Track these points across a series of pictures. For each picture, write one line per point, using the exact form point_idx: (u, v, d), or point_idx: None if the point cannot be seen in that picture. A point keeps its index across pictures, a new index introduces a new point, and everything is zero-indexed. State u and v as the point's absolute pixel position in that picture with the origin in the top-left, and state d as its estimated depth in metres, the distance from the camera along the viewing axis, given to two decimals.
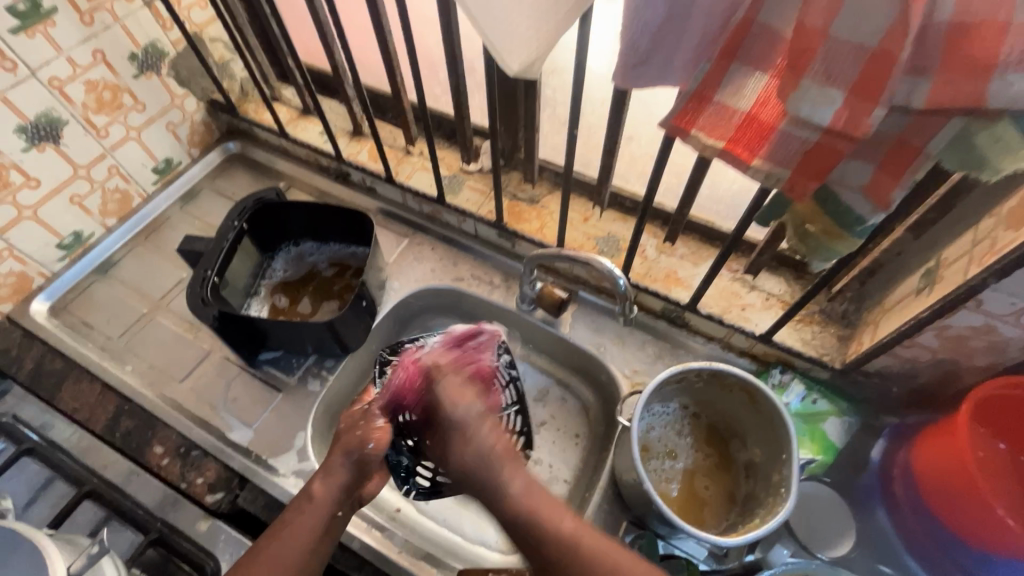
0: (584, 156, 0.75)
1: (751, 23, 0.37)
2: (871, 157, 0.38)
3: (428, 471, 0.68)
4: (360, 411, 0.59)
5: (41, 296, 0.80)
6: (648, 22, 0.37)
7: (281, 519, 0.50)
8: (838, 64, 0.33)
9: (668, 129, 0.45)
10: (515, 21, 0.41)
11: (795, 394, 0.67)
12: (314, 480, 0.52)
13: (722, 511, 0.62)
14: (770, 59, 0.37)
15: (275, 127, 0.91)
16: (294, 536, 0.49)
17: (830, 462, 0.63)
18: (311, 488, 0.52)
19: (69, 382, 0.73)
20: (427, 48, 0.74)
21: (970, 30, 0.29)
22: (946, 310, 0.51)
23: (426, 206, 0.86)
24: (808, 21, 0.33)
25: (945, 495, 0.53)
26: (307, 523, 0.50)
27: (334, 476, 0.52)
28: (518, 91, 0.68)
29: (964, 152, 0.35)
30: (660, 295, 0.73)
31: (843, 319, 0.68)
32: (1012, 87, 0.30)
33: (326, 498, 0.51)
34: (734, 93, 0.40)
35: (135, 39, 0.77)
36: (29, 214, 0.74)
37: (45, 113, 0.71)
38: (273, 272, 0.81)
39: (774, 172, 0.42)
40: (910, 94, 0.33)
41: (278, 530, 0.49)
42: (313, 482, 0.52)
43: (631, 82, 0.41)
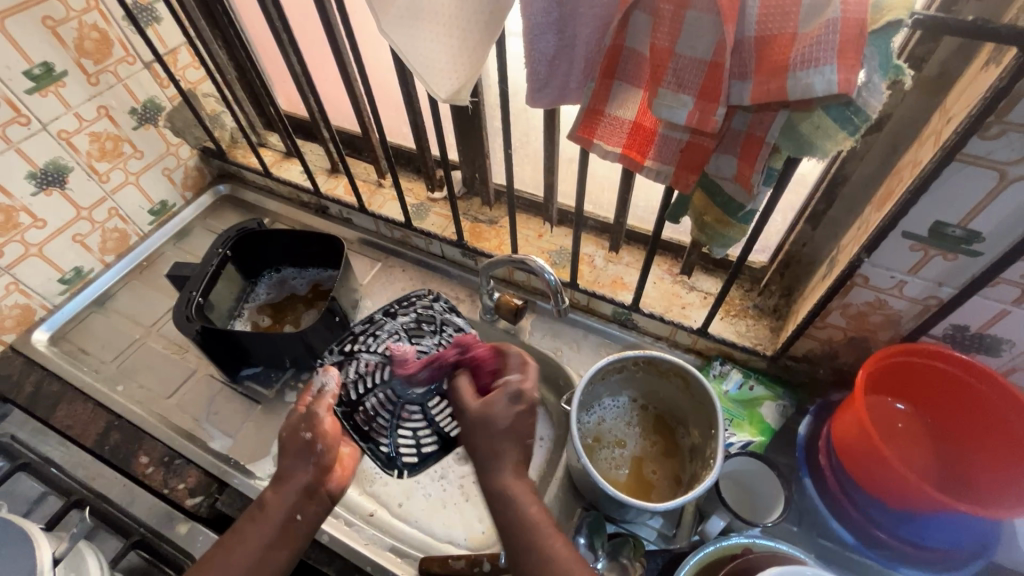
0: (533, 179, 0.83)
1: (621, 48, 0.45)
2: (733, 150, 0.46)
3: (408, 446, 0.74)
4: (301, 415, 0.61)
5: (42, 326, 0.86)
6: (543, 52, 0.46)
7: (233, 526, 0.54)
8: (685, 75, 0.41)
9: (577, 141, 0.52)
10: (438, 59, 0.50)
11: (734, 381, 0.72)
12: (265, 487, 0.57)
13: (669, 492, 0.67)
14: (642, 76, 0.46)
15: (260, 168, 1.01)
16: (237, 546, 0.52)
17: (769, 443, 0.68)
18: (266, 497, 0.56)
19: (64, 402, 0.79)
20: (390, 92, 0.84)
21: (770, 41, 0.38)
22: (841, 288, 0.57)
23: (397, 231, 0.94)
24: (659, 43, 0.41)
25: (862, 462, 0.57)
26: (255, 533, 0.53)
27: (290, 482, 0.57)
28: (466, 124, 0.77)
29: (795, 138, 0.42)
30: (609, 298, 0.79)
31: (775, 312, 0.74)
32: (801, 82, 0.37)
33: (278, 503, 0.55)
34: (621, 105, 0.48)
35: (135, 96, 0.88)
36: (35, 251, 0.82)
37: (53, 161, 0.81)
38: (255, 296, 0.88)
39: (663, 169, 0.50)
40: (741, 95, 0.41)
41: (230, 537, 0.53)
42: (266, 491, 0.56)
43: (538, 102, 0.50)
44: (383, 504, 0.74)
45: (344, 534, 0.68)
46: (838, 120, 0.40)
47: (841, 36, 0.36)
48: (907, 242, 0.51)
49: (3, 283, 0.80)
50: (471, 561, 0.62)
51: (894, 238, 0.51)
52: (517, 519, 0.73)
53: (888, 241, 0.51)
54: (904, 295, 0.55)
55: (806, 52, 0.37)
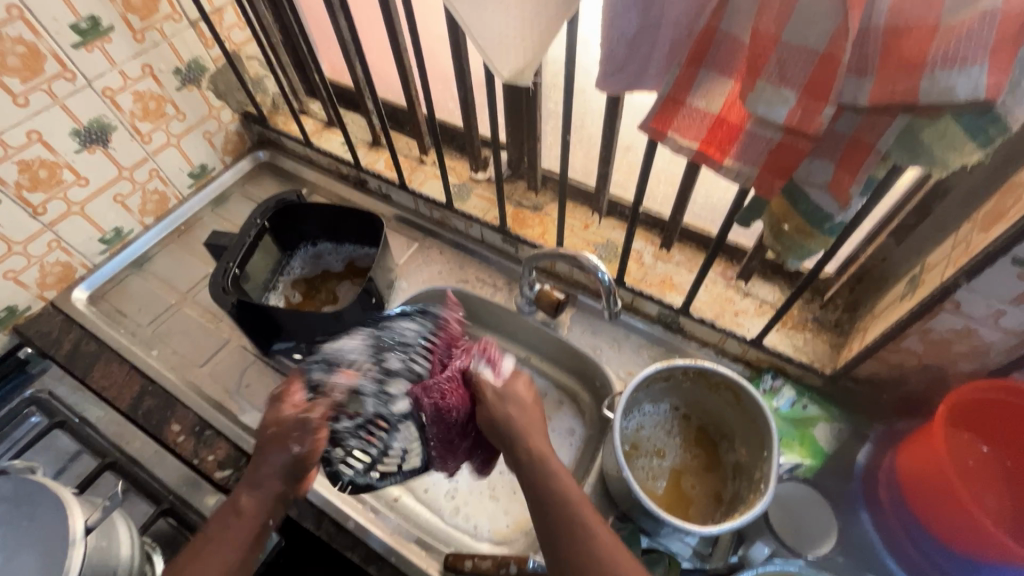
0: (584, 166, 0.78)
1: (715, 32, 0.40)
2: (831, 155, 0.41)
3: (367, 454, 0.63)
4: (296, 418, 0.56)
5: (82, 285, 0.87)
6: (623, 32, 0.41)
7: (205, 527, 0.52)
8: (790, 67, 0.36)
9: (649, 133, 0.47)
10: (506, 34, 0.45)
11: (785, 398, 0.68)
12: (241, 492, 0.53)
13: (708, 509, 0.63)
14: (734, 65, 0.40)
15: (300, 137, 0.98)
16: (214, 553, 0.49)
17: (819, 467, 0.64)
18: (239, 501, 0.53)
19: (101, 363, 0.79)
20: (440, 64, 0.79)
21: (904, 33, 0.32)
22: (925, 312, 0.52)
23: (436, 211, 0.91)
24: (763, 27, 0.36)
25: (929, 502, 0.54)
26: (235, 532, 0.51)
27: (263, 479, 0.54)
28: (520, 102, 0.72)
29: (911, 147, 0.37)
30: (656, 299, 0.75)
31: (836, 327, 0.69)
32: (939, 84, 0.32)
33: (255, 509, 0.53)
34: (705, 96, 0.43)
35: (180, 55, 0.86)
36: (77, 209, 0.82)
37: (97, 119, 0.79)
38: (291, 269, 0.87)
39: (744, 170, 0.45)
40: (857, 94, 0.36)
41: (205, 541, 0.51)
42: (240, 496, 0.53)
43: (610, 86, 0.45)
44: (408, 489, 0.74)
45: (370, 521, 0.66)
46: (969, 129, 0.35)
47: (999, 33, 0.30)
48: (1016, 270, 0.45)
49: (45, 240, 0.80)
50: (497, 562, 0.60)
51: (1001, 264, 0.45)
52: None
53: (995, 267, 0.45)
54: (1000, 326, 0.49)
55: (949, 49, 0.31)
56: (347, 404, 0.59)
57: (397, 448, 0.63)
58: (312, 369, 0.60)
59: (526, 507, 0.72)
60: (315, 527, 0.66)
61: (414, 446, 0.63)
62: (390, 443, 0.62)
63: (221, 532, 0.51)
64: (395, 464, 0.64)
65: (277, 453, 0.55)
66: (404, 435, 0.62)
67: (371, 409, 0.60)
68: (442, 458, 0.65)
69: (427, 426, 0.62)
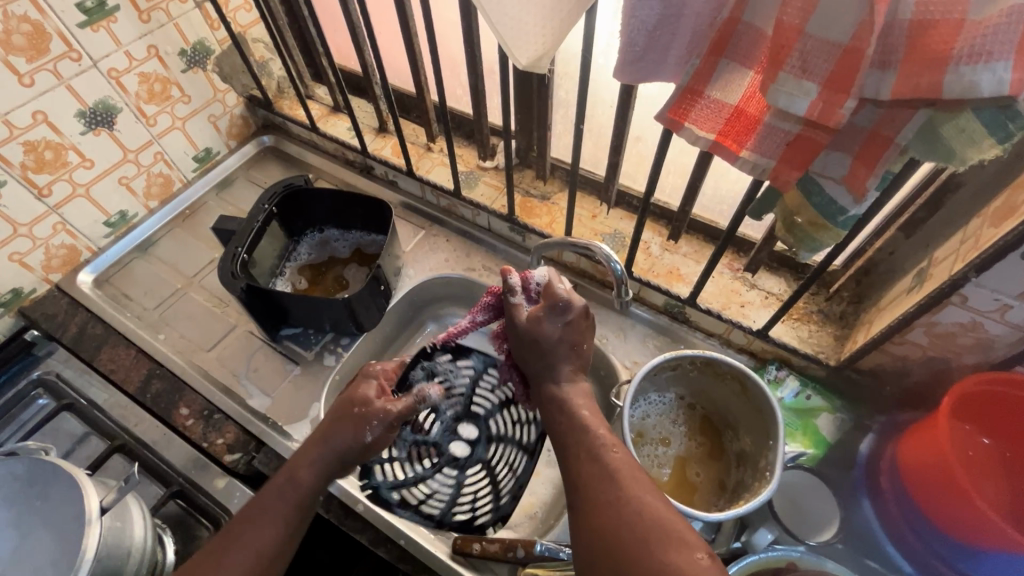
0: (593, 155, 0.78)
1: (737, 23, 0.40)
2: (848, 148, 0.41)
3: (406, 475, 0.71)
4: (364, 395, 0.58)
5: (87, 268, 0.87)
6: (644, 22, 0.40)
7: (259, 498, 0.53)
8: (813, 59, 0.36)
9: (665, 123, 0.47)
10: (526, 22, 0.45)
11: (789, 389, 0.69)
12: (300, 467, 0.54)
13: (712, 497, 0.64)
14: (756, 56, 0.40)
15: (306, 122, 0.97)
16: (274, 507, 0.51)
17: (821, 456, 0.66)
18: (299, 475, 0.54)
19: (108, 346, 0.79)
20: (450, 50, 0.78)
21: (928, 27, 0.33)
22: (933, 306, 0.52)
23: (443, 199, 0.91)
24: (787, 19, 0.36)
25: (932, 492, 0.55)
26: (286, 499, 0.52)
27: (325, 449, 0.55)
28: (532, 90, 0.71)
29: (930, 142, 0.38)
30: (662, 289, 0.75)
31: (841, 319, 0.69)
32: (964, 79, 0.33)
33: (309, 484, 0.54)
34: (725, 87, 0.43)
35: (185, 37, 0.84)
36: (82, 191, 0.81)
37: (102, 100, 0.78)
38: (297, 255, 0.87)
39: (760, 163, 0.45)
40: (878, 87, 0.36)
41: (264, 499, 0.52)
42: (298, 469, 0.54)
43: (629, 76, 0.44)
44: None
45: (379, 504, 0.67)
46: (988, 125, 0.35)
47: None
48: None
49: (50, 223, 0.80)
50: (505, 546, 0.61)
51: (1010, 259, 0.45)
52: (546, 502, 0.73)
53: (1003, 262, 0.46)
54: (1006, 320, 0.50)
55: (975, 44, 0.32)
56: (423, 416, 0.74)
57: (430, 485, 0.71)
58: (414, 371, 0.73)
59: (531, 492, 0.73)
60: (324, 509, 0.67)
61: (442, 492, 0.70)
62: (431, 471, 0.72)
63: (277, 495, 0.52)
64: (417, 499, 0.69)
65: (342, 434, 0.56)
66: (444, 475, 0.71)
67: (437, 432, 0.74)
68: (458, 515, 0.68)
69: (465, 480, 0.71)
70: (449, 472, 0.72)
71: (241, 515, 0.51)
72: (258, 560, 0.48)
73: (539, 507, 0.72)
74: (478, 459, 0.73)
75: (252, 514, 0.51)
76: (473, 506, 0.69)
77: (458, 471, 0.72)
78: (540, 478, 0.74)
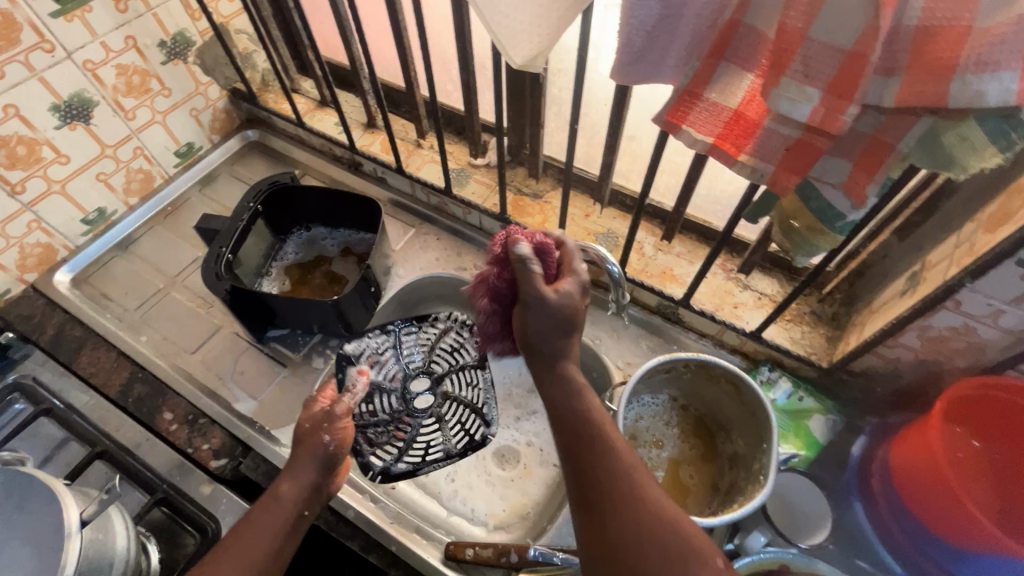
0: (587, 154, 0.77)
1: (738, 25, 0.39)
2: (848, 155, 0.41)
3: (392, 449, 0.73)
4: (324, 412, 0.61)
5: (64, 267, 0.83)
6: (643, 22, 0.39)
7: (245, 516, 0.53)
8: (815, 64, 0.35)
9: (662, 125, 0.46)
10: (520, 18, 0.43)
11: (782, 390, 0.69)
12: (281, 481, 0.55)
13: (705, 499, 0.64)
14: (757, 59, 0.39)
15: (292, 117, 0.95)
16: (256, 527, 0.52)
17: (813, 458, 0.66)
18: (279, 491, 0.55)
19: (87, 348, 0.78)
20: (440, 45, 0.77)
21: (935, 34, 0.32)
22: (925, 310, 0.52)
23: (434, 197, 0.89)
24: (790, 23, 0.35)
25: (921, 493, 0.56)
26: (270, 521, 0.52)
27: (302, 475, 0.56)
28: (525, 87, 0.70)
29: (933, 149, 0.38)
30: (656, 290, 0.74)
31: (833, 320, 0.70)
32: (971, 88, 0.32)
33: (291, 499, 0.54)
34: (723, 90, 0.42)
35: (165, 27, 0.81)
36: (58, 188, 0.78)
37: (78, 93, 0.75)
38: (284, 254, 0.85)
39: (759, 167, 0.44)
40: (882, 94, 0.35)
41: (244, 524, 0.52)
42: (279, 483, 0.55)
43: (627, 78, 0.43)
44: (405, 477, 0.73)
45: (370, 509, 0.67)
46: (993, 134, 0.36)
47: None
48: (1019, 271, 0.45)
49: (24, 221, 0.77)
50: (498, 551, 0.61)
51: (1005, 266, 0.45)
52: (539, 502, 0.71)
53: (998, 269, 0.46)
54: (998, 324, 0.50)
55: (982, 53, 0.32)
56: (374, 397, 0.76)
57: (420, 440, 0.74)
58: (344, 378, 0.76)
59: (522, 492, 0.72)
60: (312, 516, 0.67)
61: (434, 440, 0.74)
62: (416, 429, 0.74)
63: (261, 514, 0.53)
64: (420, 455, 0.73)
65: (312, 451, 0.58)
66: (428, 430, 0.74)
67: (394, 402, 0.76)
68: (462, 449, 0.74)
69: (448, 419, 0.76)
70: (427, 424, 0.75)
71: (225, 540, 0.51)
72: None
73: (532, 507, 0.71)
74: (444, 388, 0.78)
75: (237, 533, 0.51)
76: (470, 436, 0.74)
77: (437, 422, 0.75)
78: (532, 480, 0.72)
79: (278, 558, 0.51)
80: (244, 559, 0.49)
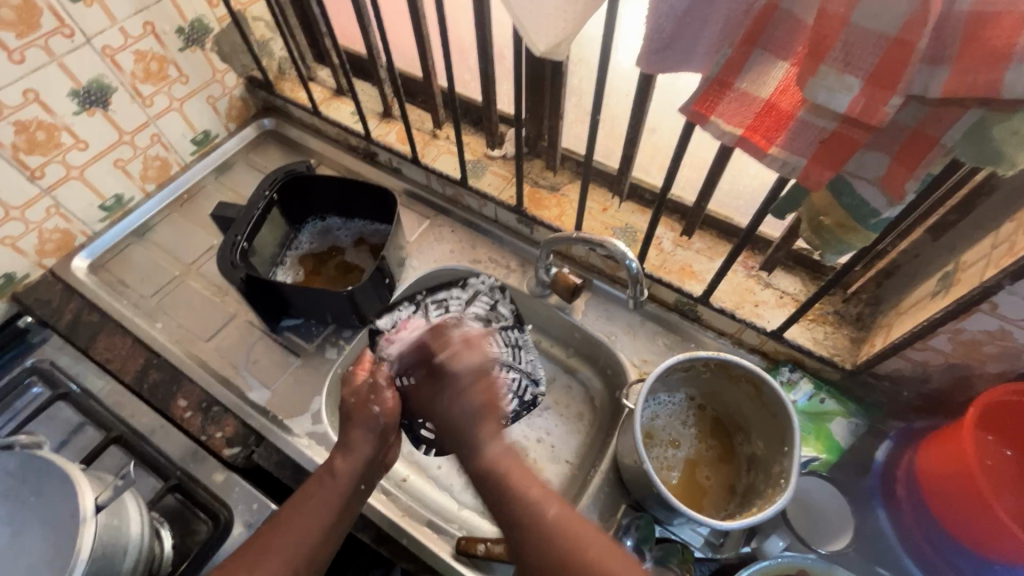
0: (606, 146, 0.75)
1: (774, 11, 0.37)
2: (887, 148, 0.39)
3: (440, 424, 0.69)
4: (367, 384, 0.60)
5: (82, 253, 0.84)
6: (673, 7, 0.37)
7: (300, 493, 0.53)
8: (856, 52, 0.33)
9: (689, 116, 0.45)
10: (544, 2, 0.42)
11: (803, 392, 0.67)
12: (334, 456, 0.56)
13: (720, 501, 0.63)
14: (792, 47, 0.38)
15: (308, 105, 0.94)
16: (312, 503, 0.52)
17: (834, 462, 0.65)
18: (335, 465, 0.55)
19: (103, 334, 0.78)
20: (459, 33, 0.75)
21: (989, 20, 0.30)
22: (961, 313, 0.50)
23: (449, 188, 0.88)
24: (831, 8, 0.33)
25: (949, 500, 0.54)
26: (325, 496, 0.53)
27: (358, 451, 0.56)
28: (545, 76, 0.68)
29: (980, 143, 0.36)
30: (674, 286, 0.73)
31: (858, 321, 0.68)
32: None
33: (348, 473, 0.54)
34: (755, 80, 0.40)
35: (183, 13, 0.81)
36: (76, 174, 0.78)
37: (96, 79, 0.75)
38: (299, 243, 0.84)
39: (791, 161, 0.42)
40: (927, 84, 0.33)
41: (301, 499, 0.52)
42: (336, 458, 0.55)
43: (655, 66, 0.41)
44: (416, 470, 0.73)
45: (382, 502, 0.65)
46: None
47: None
48: None
49: (43, 206, 0.77)
50: None
51: None
52: None
53: None
54: None
55: None
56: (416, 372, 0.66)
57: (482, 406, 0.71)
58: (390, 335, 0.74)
59: None
60: None
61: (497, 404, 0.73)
62: None
63: (314, 489, 0.53)
64: None
65: (364, 424, 0.57)
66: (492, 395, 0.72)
67: None
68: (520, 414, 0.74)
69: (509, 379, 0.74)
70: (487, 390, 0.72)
71: (277, 517, 0.51)
72: (307, 556, 0.49)
73: None
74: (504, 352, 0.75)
75: (289, 511, 0.52)
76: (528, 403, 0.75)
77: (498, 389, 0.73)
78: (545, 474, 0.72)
79: (329, 534, 0.51)
80: (298, 533, 0.50)
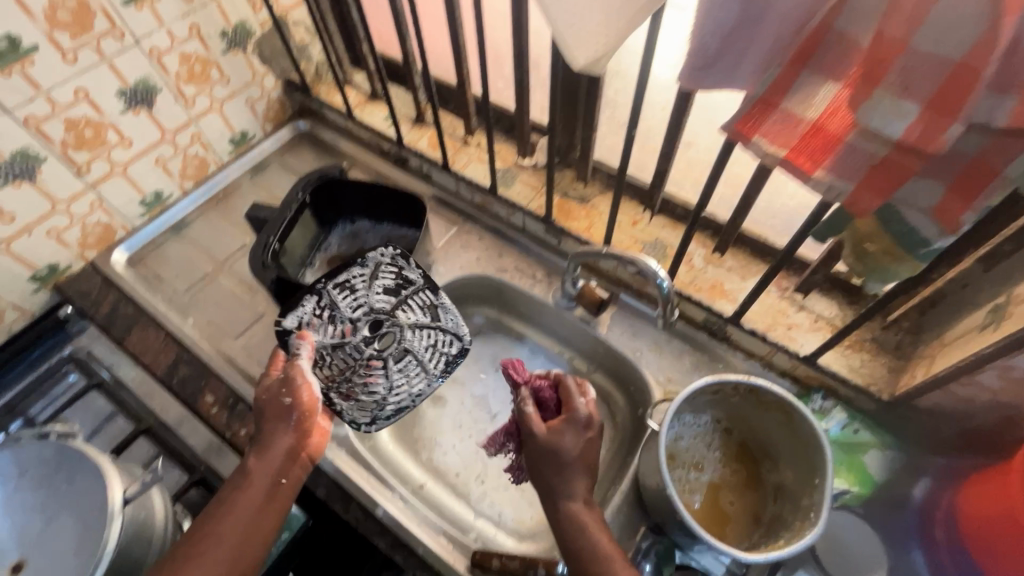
0: (640, 160, 0.74)
1: (828, 30, 0.35)
2: (942, 176, 0.37)
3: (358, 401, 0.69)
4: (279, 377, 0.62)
5: (122, 246, 0.86)
6: (719, 24, 0.36)
7: (220, 498, 0.55)
8: (916, 77, 0.32)
9: (730, 135, 0.43)
10: (586, 16, 0.41)
11: (836, 421, 0.66)
12: (247, 457, 0.57)
13: (746, 529, 0.61)
14: (844, 68, 0.36)
15: (343, 109, 0.96)
16: (233, 507, 0.54)
17: (867, 495, 0.63)
18: (244, 464, 0.57)
19: (138, 327, 0.79)
20: (495, 42, 0.75)
21: None
22: (1012, 348, 0.47)
23: (478, 196, 0.88)
24: (890, 31, 0.32)
25: (997, 548, 0.51)
26: (241, 501, 0.54)
27: (271, 449, 0.58)
28: (581, 89, 0.68)
29: None
30: (705, 305, 0.71)
31: (897, 350, 0.65)
32: None
33: (257, 471, 0.56)
34: (803, 101, 0.39)
35: (227, 17, 0.83)
36: (120, 170, 0.81)
37: (143, 80, 0.77)
38: (328, 246, 0.85)
39: (836, 185, 0.41)
40: (991, 113, 0.32)
41: (216, 507, 0.54)
42: (248, 459, 0.57)
43: (698, 83, 0.40)
44: (435, 477, 0.73)
45: (399, 509, 0.65)
46: None
47: None
48: None
49: (88, 201, 0.79)
50: (525, 564, 0.59)
51: None
52: None
53: None
54: None
55: None
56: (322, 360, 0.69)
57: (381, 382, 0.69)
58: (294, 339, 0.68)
59: None
60: (343, 510, 0.66)
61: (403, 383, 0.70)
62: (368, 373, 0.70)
63: (223, 502, 0.54)
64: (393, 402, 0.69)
65: (276, 418, 0.60)
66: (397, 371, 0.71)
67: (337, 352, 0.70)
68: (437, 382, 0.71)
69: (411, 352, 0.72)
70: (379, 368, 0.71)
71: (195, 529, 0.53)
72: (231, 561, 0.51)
73: None
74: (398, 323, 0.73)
75: (210, 514, 0.54)
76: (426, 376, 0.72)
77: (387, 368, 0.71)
78: None
79: (255, 529, 0.54)
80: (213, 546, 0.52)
